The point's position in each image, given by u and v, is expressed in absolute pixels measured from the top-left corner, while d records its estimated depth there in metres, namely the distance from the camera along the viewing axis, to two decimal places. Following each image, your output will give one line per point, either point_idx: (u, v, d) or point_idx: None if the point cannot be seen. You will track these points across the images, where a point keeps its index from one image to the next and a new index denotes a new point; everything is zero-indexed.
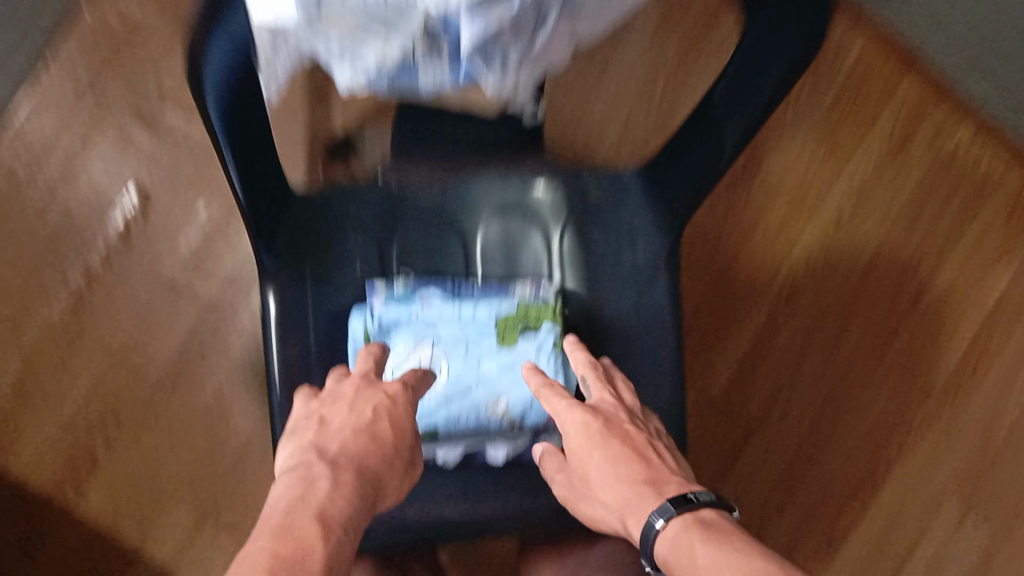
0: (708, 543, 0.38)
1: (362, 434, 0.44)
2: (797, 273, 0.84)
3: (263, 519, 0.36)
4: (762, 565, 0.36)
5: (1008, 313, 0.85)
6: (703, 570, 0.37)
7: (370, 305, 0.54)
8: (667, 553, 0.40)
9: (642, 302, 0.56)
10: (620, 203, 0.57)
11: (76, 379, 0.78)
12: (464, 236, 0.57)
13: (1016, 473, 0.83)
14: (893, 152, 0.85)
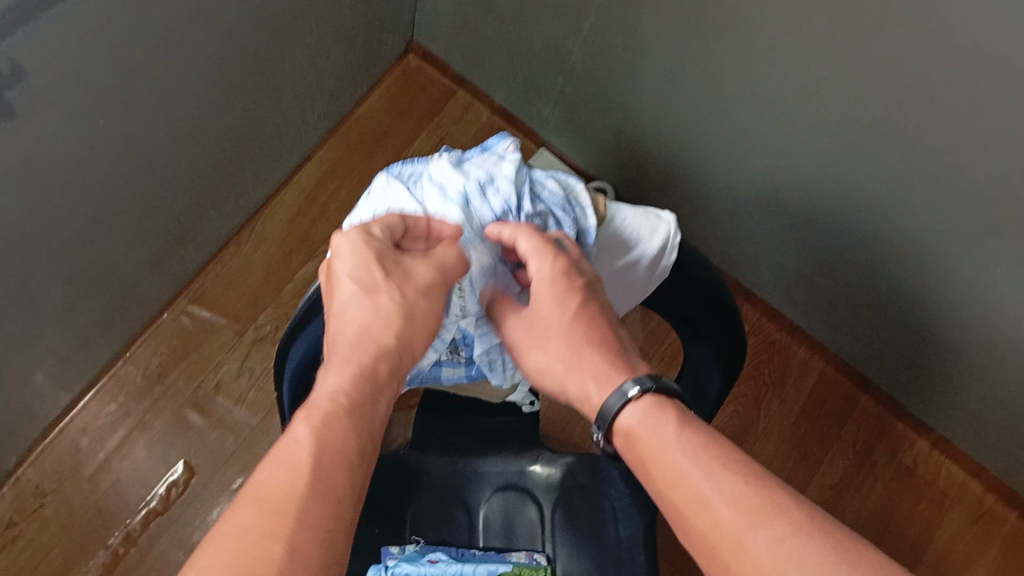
0: (672, 428, 0.51)
1: (397, 317, 0.55)
2: (779, 447, 1.20)
3: (314, 404, 0.49)
4: (715, 457, 0.49)
5: (929, 470, 1.19)
6: (674, 448, 0.50)
7: (391, 564, 0.73)
8: (625, 430, 0.53)
9: (617, 544, 0.78)
10: (593, 493, 0.81)
11: (194, 513, 1.10)
12: (468, 501, 0.81)
13: (949, 525, 1.17)
14: (816, 382, 1.23)
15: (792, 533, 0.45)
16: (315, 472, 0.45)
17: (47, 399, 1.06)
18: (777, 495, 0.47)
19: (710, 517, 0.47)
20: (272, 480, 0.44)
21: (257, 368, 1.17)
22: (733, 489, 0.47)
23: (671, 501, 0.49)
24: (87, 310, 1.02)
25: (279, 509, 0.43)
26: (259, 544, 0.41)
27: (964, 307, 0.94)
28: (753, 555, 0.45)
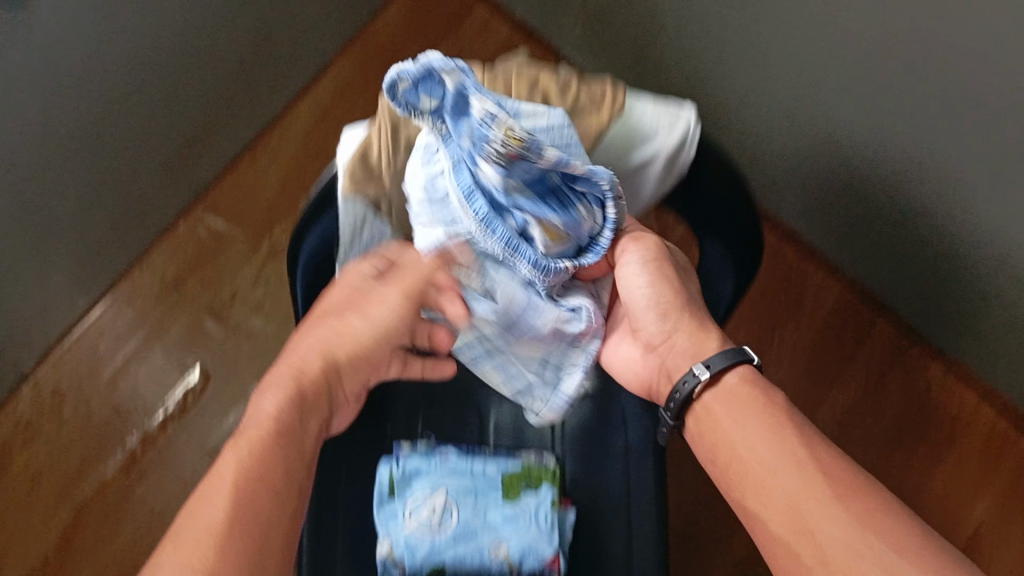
0: (756, 412, 0.54)
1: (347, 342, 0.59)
2: (788, 359, 1.21)
3: (258, 418, 0.53)
4: (797, 440, 0.52)
5: (947, 392, 1.19)
6: (748, 436, 0.53)
7: (404, 459, 0.75)
8: (723, 392, 0.56)
9: (624, 447, 0.79)
10: (605, 398, 0.81)
11: (207, 417, 1.12)
12: (479, 403, 0.82)
13: (964, 447, 1.17)
14: (834, 301, 1.22)
15: (876, 508, 0.47)
16: (237, 499, 0.48)
17: (62, 303, 1.08)
18: (864, 476, 0.50)
19: (805, 481, 0.49)
20: (205, 514, 0.47)
21: (270, 279, 1.17)
22: (829, 462, 0.50)
23: (763, 460, 0.52)
24: (92, 216, 1.02)
25: (205, 538, 0.45)
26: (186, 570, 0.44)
27: (984, 234, 0.92)
28: (821, 544, 0.47)
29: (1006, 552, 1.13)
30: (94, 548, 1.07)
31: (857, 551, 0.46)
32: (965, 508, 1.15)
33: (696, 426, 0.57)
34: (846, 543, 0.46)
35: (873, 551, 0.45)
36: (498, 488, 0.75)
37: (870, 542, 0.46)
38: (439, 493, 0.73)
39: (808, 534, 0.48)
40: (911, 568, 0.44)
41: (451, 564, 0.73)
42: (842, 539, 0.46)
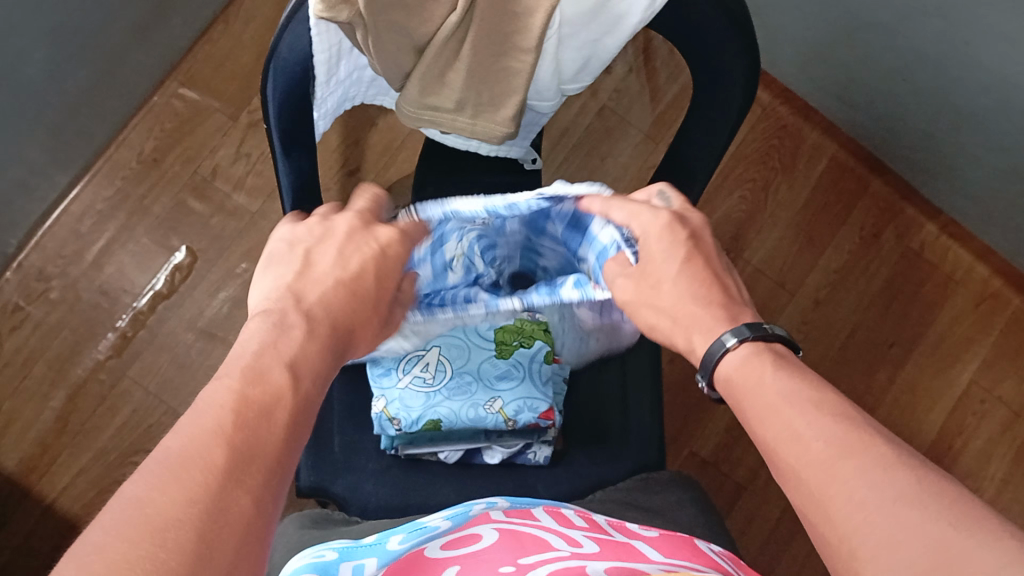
0: (769, 371, 0.47)
1: (341, 291, 0.51)
2: (785, 219, 1.19)
3: (234, 362, 0.43)
4: (809, 394, 0.45)
5: (942, 249, 1.18)
6: (765, 392, 0.46)
7: None
8: (746, 363, 0.49)
9: None
10: None
11: (198, 295, 1.12)
12: None
13: (958, 303, 1.18)
14: (828, 159, 1.20)
15: (875, 462, 0.39)
16: (288, 438, 0.41)
17: (40, 180, 1.05)
18: (869, 434, 0.41)
19: (800, 450, 0.42)
20: (227, 419, 0.38)
21: (254, 154, 1.14)
22: (822, 425, 0.42)
23: (767, 440, 0.45)
24: (65, 81, 0.99)
25: (252, 468, 0.37)
26: (229, 494, 0.35)
27: (983, 72, 0.90)
28: (841, 494, 0.39)
29: (995, 405, 1.16)
30: (94, 426, 1.08)
31: (857, 509, 0.38)
32: (956, 365, 1.17)
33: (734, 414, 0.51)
34: (847, 504, 0.39)
35: (872, 507, 0.38)
36: (490, 346, 0.75)
37: (868, 496, 0.38)
38: (431, 353, 0.74)
39: (816, 509, 0.41)
40: (916, 517, 0.36)
41: (445, 417, 0.74)
42: (841, 503, 0.39)
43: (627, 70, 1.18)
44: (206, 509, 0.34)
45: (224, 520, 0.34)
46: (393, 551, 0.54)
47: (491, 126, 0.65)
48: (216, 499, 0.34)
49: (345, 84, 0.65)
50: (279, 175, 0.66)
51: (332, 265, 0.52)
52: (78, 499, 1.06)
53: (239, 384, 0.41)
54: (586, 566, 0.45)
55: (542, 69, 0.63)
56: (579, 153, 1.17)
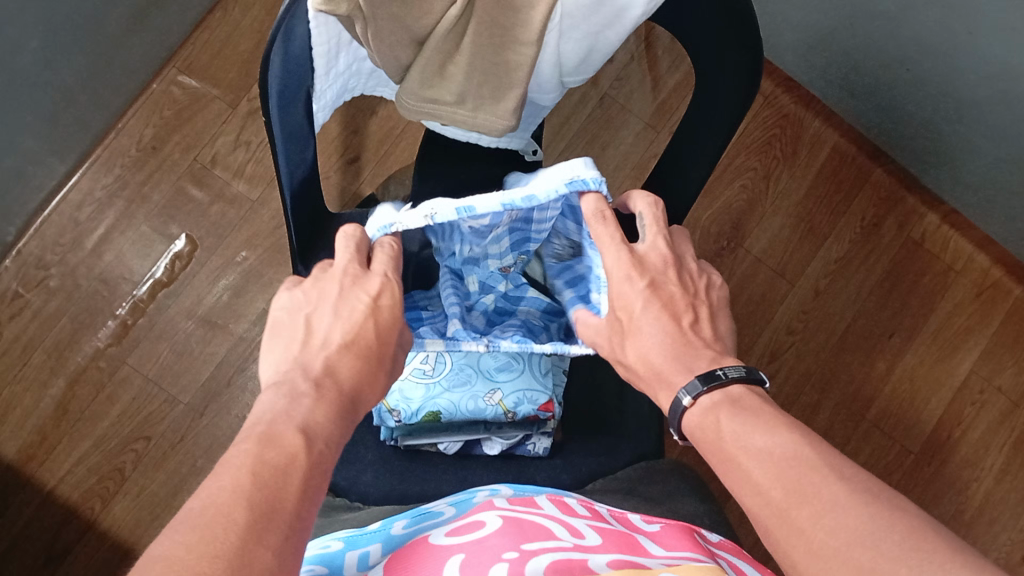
0: (727, 417, 0.49)
1: (347, 354, 0.52)
2: (785, 208, 1.18)
3: (251, 429, 0.45)
4: (766, 441, 0.47)
5: (943, 238, 1.18)
6: (727, 444, 0.48)
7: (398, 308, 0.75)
8: (706, 416, 0.51)
9: None
10: None
11: (197, 283, 1.12)
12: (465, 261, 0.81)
13: (957, 293, 1.18)
14: (829, 148, 1.20)
15: (831, 507, 0.42)
16: (305, 495, 0.42)
17: (39, 168, 1.05)
18: (825, 473, 0.43)
19: (763, 498, 0.45)
20: (245, 478, 0.40)
21: (253, 142, 1.14)
22: (777, 473, 0.45)
23: (735, 491, 0.48)
24: (63, 69, 0.98)
25: (273, 522, 0.39)
26: (247, 550, 0.37)
27: (986, 63, 0.90)
28: (806, 543, 0.42)
29: (994, 394, 1.16)
30: (94, 413, 1.08)
31: (819, 554, 0.41)
32: (956, 355, 1.17)
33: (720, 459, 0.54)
34: (808, 551, 0.41)
35: (832, 554, 0.40)
36: None
37: (825, 540, 0.41)
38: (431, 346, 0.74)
39: (785, 555, 0.43)
40: (868, 559, 0.39)
41: (445, 410, 0.74)
42: (804, 551, 0.42)
43: (628, 58, 1.17)
44: (229, 566, 0.35)
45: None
46: (395, 538, 0.54)
47: (491, 119, 0.65)
48: (238, 554, 0.36)
49: (344, 76, 0.65)
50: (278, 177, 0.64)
51: (333, 329, 0.53)
52: (78, 486, 1.07)
53: (256, 450, 0.43)
54: (588, 558, 0.46)
55: (543, 61, 0.63)
56: (579, 142, 1.16)
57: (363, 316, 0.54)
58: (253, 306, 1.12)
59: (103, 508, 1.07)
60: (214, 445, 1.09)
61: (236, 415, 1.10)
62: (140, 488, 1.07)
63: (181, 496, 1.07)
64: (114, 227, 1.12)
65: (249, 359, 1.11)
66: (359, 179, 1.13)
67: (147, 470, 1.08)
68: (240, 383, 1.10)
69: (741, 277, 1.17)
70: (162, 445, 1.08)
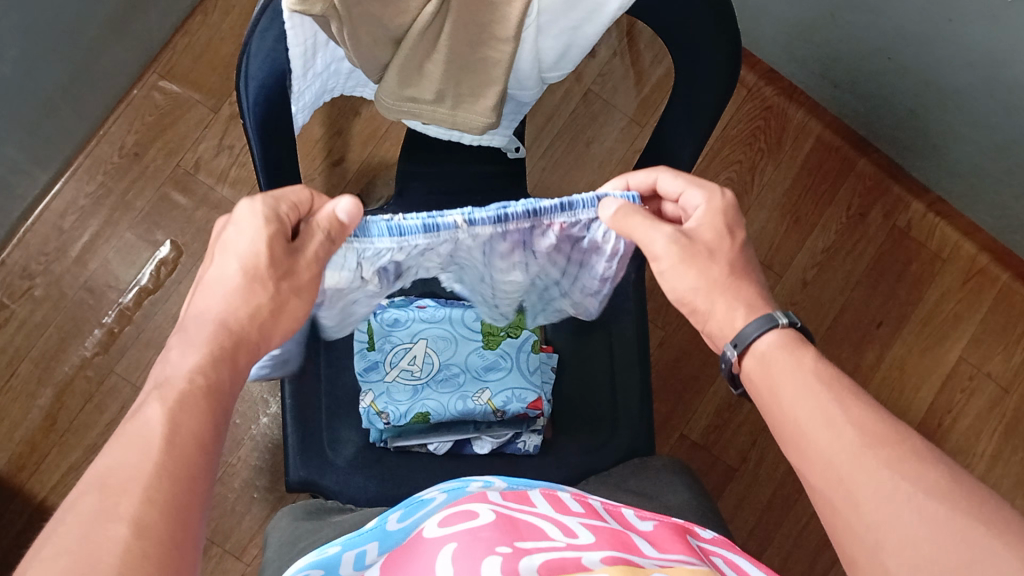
0: (809, 357, 0.52)
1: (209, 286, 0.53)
2: (773, 197, 1.19)
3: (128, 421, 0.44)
4: (847, 388, 0.50)
5: (932, 227, 1.19)
6: (807, 375, 0.51)
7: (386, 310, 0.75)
8: (781, 346, 0.53)
9: None
10: None
11: (183, 289, 1.11)
12: None
13: (947, 280, 1.18)
14: (815, 137, 1.20)
15: (905, 461, 0.45)
16: (171, 450, 0.42)
17: (21, 177, 1.04)
18: (904, 433, 0.47)
19: (835, 435, 0.48)
20: (103, 477, 0.40)
21: (237, 146, 1.14)
22: (859, 418, 0.48)
23: (796, 421, 0.50)
24: (42, 78, 0.97)
25: (133, 492, 0.39)
26: (99, 527, 0.37)
27: (968, 50, 0.90)
28: (877, 480, 0.45)
29: (986, 380, 1.16)
30: (82, 423, 1.08)
31: (889, 495, 0.44)
32: (945, 342, 1.17)
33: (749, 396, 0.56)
34: (876, 491, 0.45)
35: (905, 496, 0.44)
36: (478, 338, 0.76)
37: (899, 485, 0.44)
38: (418, 346, 0.75)
39: (843, 487, 0.46)
40: (943, 509, 0.42)
41: (434, 410, 0.74)
42: (873, 488, 0.45)
43: (610, 53, 1.17)
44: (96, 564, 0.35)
45: (102, 554, 0.36)
46: (392, 533, 0.54)
47: (471, 117, 0.64)
48: (88, 542, 0.36)
49: (323, 77, 0.65)
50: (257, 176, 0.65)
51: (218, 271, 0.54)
52: (67, 496, 1.06)
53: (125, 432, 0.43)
54: (581, 557, 0.45)
55: (522, 57, 0.62)
56: (564, 138, 1.16)
57: (248, 227, 0.52)
58: None
59: None
60: None
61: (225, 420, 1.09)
62: None
63: None
64: (98, 235, 1.11)
65: None
66: (344, 181, 1.13)
67: None
68: None
69: None
70: None
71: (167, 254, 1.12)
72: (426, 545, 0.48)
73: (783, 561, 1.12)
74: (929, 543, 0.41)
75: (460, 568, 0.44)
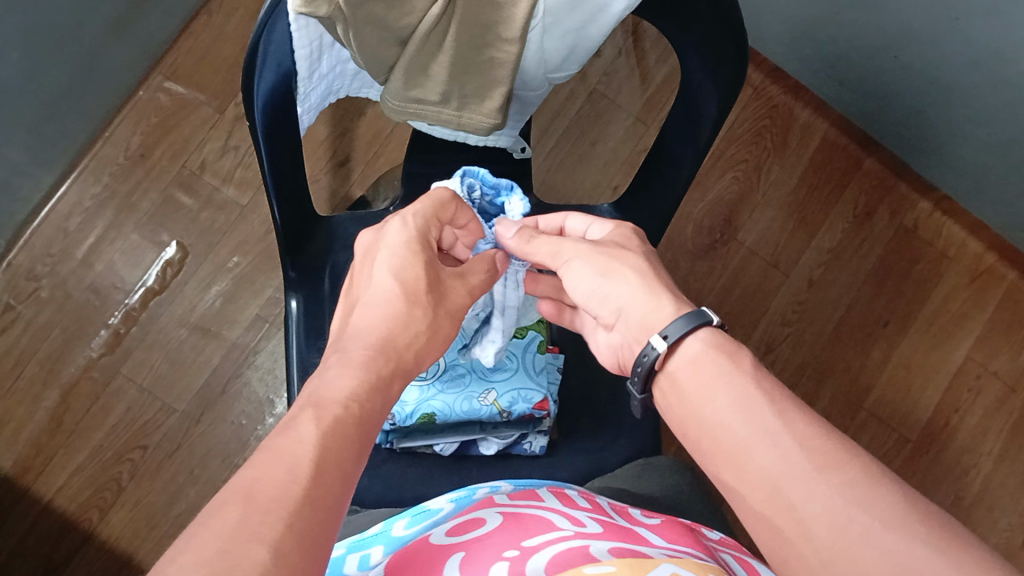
0: (748, 368, 0.48)
1: (374, 304, 0.51)
2: (775, 197, 1.18)
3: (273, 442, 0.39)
4: (790, 400, 0.46)
5: (938, 227, 1.18)
6: (745, 388, 0.47)
7: None
8: (703, 356, 0.49)
9: None
10: None
11: (189, 289, 1.11)
12: None
13: (952, 279, 1.18)
14: (818, 136, 1.19)
15: (857, 483, 0.41)
16: (319, 479, 0.38)
17: (26, 178, 1.04)
18: (853, 449, 0.43)
19: (778, 454, 0.43)
20: (251, 485, 0.36)
21: (241, 147, 1.14)
22: (806, 438, 0.43)
23: (733, 435, 0.46)
24: (46, 79, 0.97)
25: (274, 511, 0.35)
26: (240, 545, 0.33)
27: (972, 48, 0.89)
28: (824, 503, 0.40)
29: (992, 380, 1.16)
30: (89, 424, 1.08)
31: (842, 526, 0.39)
32: (951, 342, 1.16)
33: (668, 403, 0.52)
34: (829, 521, 0.40)
35: (858, 525, 0.39)
36: None
37: (851, 513, 0.40)
38: None
39: (791, 517, 0.41)
40: (901, 541, 0.38)
41: (439, 411, 0.74)
42: (824, 516, 0.40)
43: (615, 52, 1.17)
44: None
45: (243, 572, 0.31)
46: (399, 538, 0.54)
47: (476, 118, 0.65)
48: (224, 557, 0.32)
49: (328, 79, 0.65)
50: (268, 190, 0.64)
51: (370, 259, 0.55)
52: (74, 497, 1.06)
53: (277, 443, 0.39)
54: (589, 547, 0.45)
55: (526, 58, 0.62)
56: (568, 138, 1.16)
57: (399, 242, 0.54)
58: (246, 312, 1.12)
59: (101, 518, 1.06)
60: (208, 452, 1.08)
61: (231, 420, 1.10)
62: (135, 496, 1.07)
63: (176, 504, 1.07)
64: (102, 236, 1.11)
65: (240, 366, 1.11)
66: (349, 181, 1.13)
67: (142, 479, 1.07)
68: (232, 389, 1.10)
69: (735, 269, 1.17)
70: (158, 454, 1.08)
71: (171, 254, 1.12)
72: (432, 550, 0.48)
73: None
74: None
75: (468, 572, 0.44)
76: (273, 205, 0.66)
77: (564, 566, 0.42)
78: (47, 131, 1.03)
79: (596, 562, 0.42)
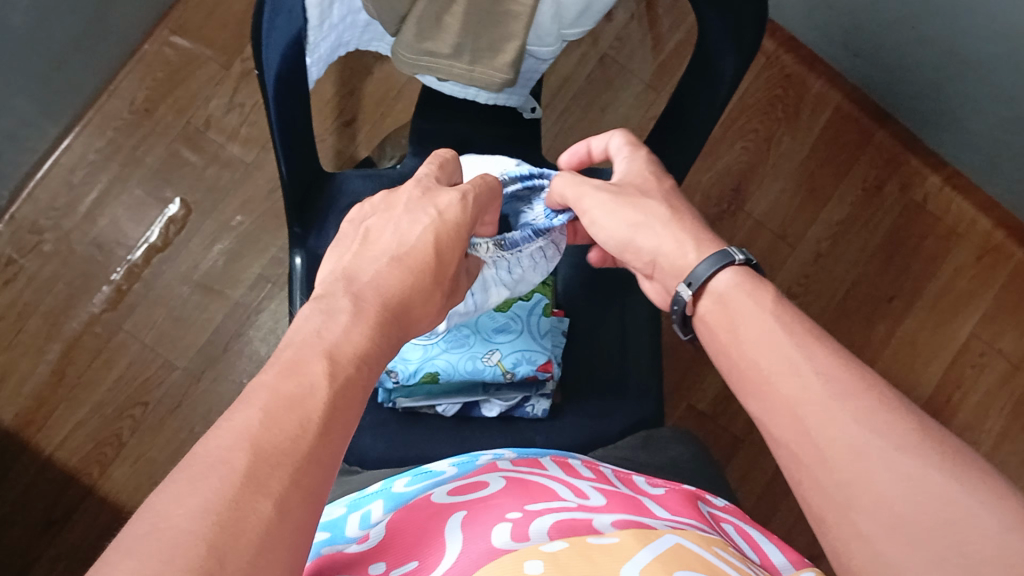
0: (771, 297, 0.50)
1: (394, 263, 0.52)
2: (785, 165, 1.17)
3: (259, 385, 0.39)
4: (810, 330, 0.47)
5: (952, 204, 1.17)
6: (766, 318, 0.48)
7: None
8: (733, 286, 0.51)
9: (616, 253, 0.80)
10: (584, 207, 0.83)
11: (192, 247, 1.11)
12: None
13: (961, 255, 1.17)
14: (830, 107, 1.18)
15: (875, 410, 0.41)
16: (325, 433, 0.38)
17: (32, 129, 1.03)
18: (874, 378, 0.44)
19: (798, 383, 0.45)
20: (257, 419, 0.36)
21: (247, 104, 1.13)
22: (827, 365, 0.44)
23: (756, 366, 0.47)
24: (52, 30, 0.96)
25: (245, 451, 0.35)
26: (248, 499, 0.33)
27: (992, 22, 0.88)
28: (839, 428, 0.42)
29: (997, 357, 1.16)
30: (91, 379, 1.08)
31: (859, 451, 0.40)
32: (956, 319, 1.16)
33: (702, 338, 0.54)
34: (846, 447, 0.41)
35: (876, 451, 0.40)
36: None
37: (871, 439, 0.40)
38: None
39: (807, 441, 0.43)
40: (918, 468, 0.39)
41: (443, 370, 0.74)
42: (840, 439, 0.41)
43: (628, 18, 1.15)
44: (222, 521, 0.32)
45: (243, 529, 0.32)
46: (400, 494, 0.54)
47: (489, 72, 0.62)
48: (231, 507, 0.32)
49: (339, 29, 0.64)
50: (276, 143, 0.63)
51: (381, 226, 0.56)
52: (75, 452, 1.07)
53: (273, 380, 0.39)
54: (592, 519, 0.45)
55: (542, 11, 0.61)
56: (578, 104, 1.15)
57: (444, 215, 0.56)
58: (248, 272, 1.11)
59: (101, 474, 1.06)
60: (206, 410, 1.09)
61: (230, 379, 1.10)
62: (135, 453, 1.07)
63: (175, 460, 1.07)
64: (106, 191, 1.10)
65: (241, 326, 1.10)
66: (355, 142, 1.12)
67: (142, 436, 1.07)
68: (232, 349, 1.10)
69: (741, 239, 1.16)
70: (159, 411, 1.08)
71: (174, 211, 1.11)
72: (437, 509, 0.48)
73: (787, 532, 1.12)
74: (902, 505, 0.38)
75: (471, 530, 0.44)
76: (280, 159, 0.64)
77: (567, 532, 0.43)
78: (52, 84, 1.02)
79: (599, 533, 0.42)
